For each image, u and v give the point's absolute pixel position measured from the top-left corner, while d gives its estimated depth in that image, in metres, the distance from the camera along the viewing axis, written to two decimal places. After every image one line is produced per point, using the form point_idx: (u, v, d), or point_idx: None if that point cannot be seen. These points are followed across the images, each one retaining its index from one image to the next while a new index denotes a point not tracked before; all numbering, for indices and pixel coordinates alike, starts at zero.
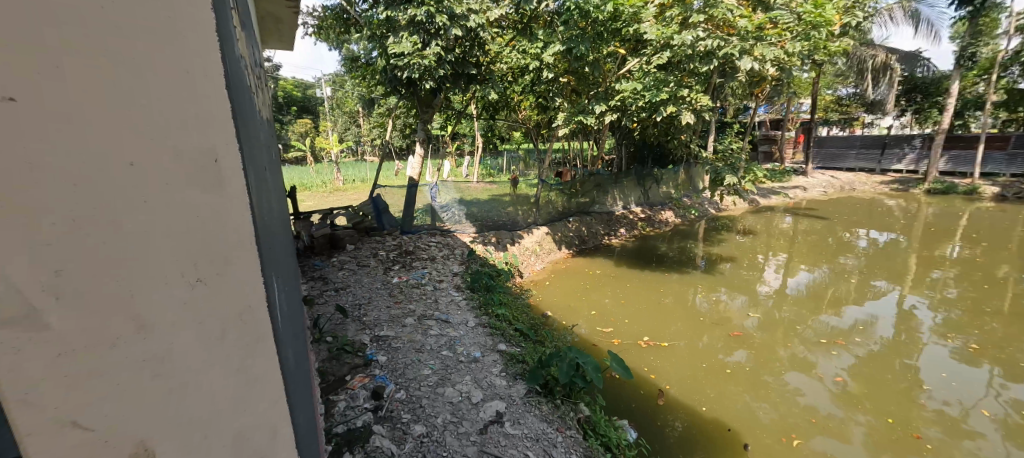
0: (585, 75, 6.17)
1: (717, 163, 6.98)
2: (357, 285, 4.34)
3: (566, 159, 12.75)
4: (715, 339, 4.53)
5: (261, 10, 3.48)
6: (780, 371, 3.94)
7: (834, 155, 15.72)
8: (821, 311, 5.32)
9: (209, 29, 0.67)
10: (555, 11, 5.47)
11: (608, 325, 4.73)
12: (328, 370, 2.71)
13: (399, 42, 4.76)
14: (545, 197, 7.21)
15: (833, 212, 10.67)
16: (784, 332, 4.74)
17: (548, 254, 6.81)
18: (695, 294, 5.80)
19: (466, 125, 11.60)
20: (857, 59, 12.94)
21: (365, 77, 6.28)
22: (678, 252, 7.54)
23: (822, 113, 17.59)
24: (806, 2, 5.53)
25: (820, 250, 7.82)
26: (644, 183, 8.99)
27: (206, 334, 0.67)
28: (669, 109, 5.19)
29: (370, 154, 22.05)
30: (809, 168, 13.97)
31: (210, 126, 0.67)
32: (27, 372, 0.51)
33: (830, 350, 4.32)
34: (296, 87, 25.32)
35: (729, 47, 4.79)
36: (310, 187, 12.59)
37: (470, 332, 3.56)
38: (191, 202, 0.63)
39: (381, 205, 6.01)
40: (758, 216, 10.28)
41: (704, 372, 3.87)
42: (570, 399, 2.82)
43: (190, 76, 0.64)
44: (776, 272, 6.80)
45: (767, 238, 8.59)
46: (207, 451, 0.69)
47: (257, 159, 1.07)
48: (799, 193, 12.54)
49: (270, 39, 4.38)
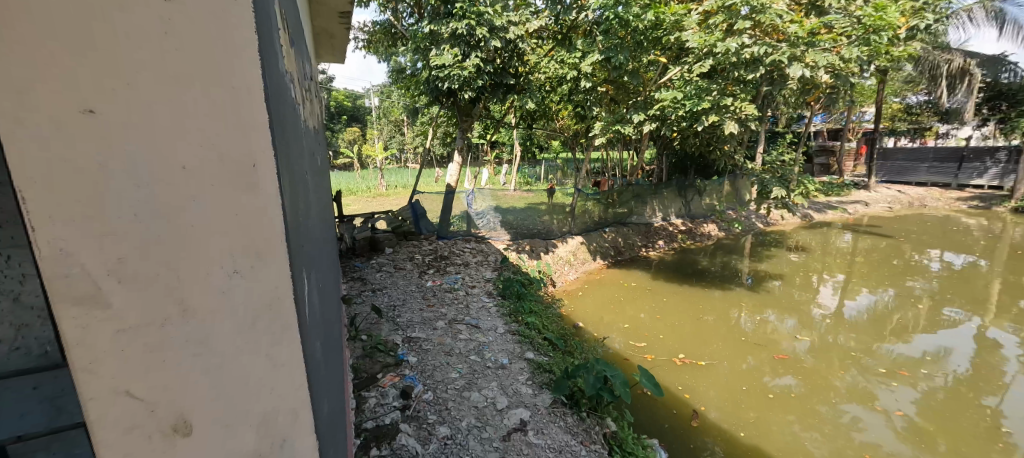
0: (625, 85, 6.11)
1: (765, 174, 6.63)
2: (392, 287, 4.49)
3: (605, 169, 12.61)
4: (759, 362, 4.27)
5: (315, 26, 3.74)
6: (833, 401, 3.64)
7: (902, 168, 14.48)
8: (884, 338, 4.87)
9: (252, 36, 0.65)
10: (595, 21, 5.49)
11: (642, 340, 4.60)
12: (362, 367, 2.82)
13: (441, 54, 4.96)
14: (581, 206, 7.15)
15: (899, 230, 9.81)
16: (839, 359, 4.38)
17: (582, 264, 6.74)
18: (738, 313, 5.50)
19: (505, 134, 11.77)
20: (928, 64, 11.99)
21: (409, 88, 6.57)
22: (721, 267, 7.21)
23: (888, 122, 16.27)
24: (866, 5, 5.22)
25: (882, 271, 7.20)
26: (685, 194, 8.57)
27: (241, 321, 0.69)
28: (711, 119, 5.02)
29: (413, 162, 22.87)
30: (872, 182, 12.95)
31: (250, 135, 0.66)
32: (97, 348, 0.60)
33: (892, 382, 3.94)
34: (348, 98, 26.84)
35: (777, 54, 4.61)
36: (356, 191, 13.25)
37: (499, 339, 3.58)
38: (232, 205, 0.65)
39: (420, 211, 6.23)
40: (812, 233, 9.62)
41: (746, 396, 3.65)
42: (596, 413, 2.77)
43: (237, 91, 0.64)
44: (832, 294, 6.31)
45: (821, 256, 8.02)
46: (236, 434, 0.72)
47: (296, 160, 1.09)
48: (860, 208, 11.63)
49: (324, 53, 4.69)
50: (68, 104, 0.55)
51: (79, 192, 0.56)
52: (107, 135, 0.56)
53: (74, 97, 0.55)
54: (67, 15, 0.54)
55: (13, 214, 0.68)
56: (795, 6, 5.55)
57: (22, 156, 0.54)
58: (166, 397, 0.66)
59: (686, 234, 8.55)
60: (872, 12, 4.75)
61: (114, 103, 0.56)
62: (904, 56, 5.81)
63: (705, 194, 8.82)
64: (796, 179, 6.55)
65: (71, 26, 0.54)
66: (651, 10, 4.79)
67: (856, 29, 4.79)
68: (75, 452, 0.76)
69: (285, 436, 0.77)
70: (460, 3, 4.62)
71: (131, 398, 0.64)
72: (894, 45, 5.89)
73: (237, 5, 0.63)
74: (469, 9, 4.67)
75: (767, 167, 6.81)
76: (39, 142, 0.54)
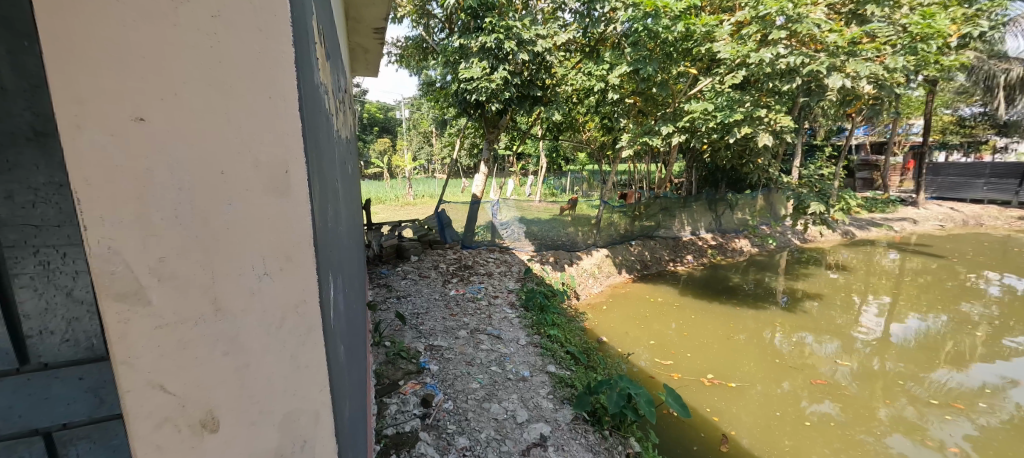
0: (653, 96, 6.05)
1: (801, 188, 6.37)
2: (416, 295, 4.56)
3: (632, 181, 12.44)
4: (795, 386, 4.05)
5: (351, 42, 3.89)
6: (879, 433, 3.39)
7: (955, 183, 13.41)
8: (936, 366, 4.52)
9: (290, 48, 0.66)
10: (623, 33, 5.50)
11: (669, 357, 4.46)
12: (384, 373, 2.86)
13: (470, 67, 5.05)
14: (607, 218, 7.05)
15: (952, 250, 9.16)
16: (885, 387, 4.09)
17: (607, 277, 6.63)
18: (773, 333, 5.25)
19: (532, 145, 11.81)
20: (983, 74, 11.11)
21: (438, 100, 6.72)
22: (754, 285, 6.92)
23: (937, 135, 15.29)
24: (913, 12, 4.99)
25: (934, 294, 6.72)
26: (715, 208, 8.33)
27: (268, 322, 0.70)
28: (744, 131, 4.86)
29: (440, 172, 23.33)
30: (920, 198, 12.19)
31: (285, 143, 0.67)
32: (136, 343, 0.63)
33: (946, 414, 3.64)
34: (380, 110, 27.82)
35: (815, 64, 4.47)
36: (384, 200, 13.61)
37: (520, 350, 3.55)
38: (266, 210, 0.67)
39: (445, 220, 6.33)
40: (854, 251, 9.13)
41: (780, 422, 3.47)
42: (619, 432, 2.69)
43: (274, 101, 0.66)
44: (878, 317, 5.94)
45: (864, 276, 7.58)
46: (260, 433, 0.73)
47: (327, 166, 1.10)
48: (907, 226, 10.97)
49: (358, 67, 4.87)
50: (122, 113, 0.58)
51: (130, 195, 0.59)
52: (153, 141, 0.59)
53: (126, 106, 0.58)
54: (122, 29, 0.57)
55: (71, 214, 0.73)
56: (835, 15, 5.31)
57: (78, 160, 0.57)
58: (197, 393, 0.68)
59: (717, 249, 8.28)
60: (918, 20, 4.64)
61: (164, 110, 0.60)
62: (956, 65, 5.50)
63: (736, 208, 8.52)
64: (836, 194, 6.26)
65: (127, 44, 0.57)
66: (681, 22, 4.72)
67: (902, 37, 4.64)
68: (112, 443, 0.80)
69: (306, 438, 0.77)
70: (490, 17, 4.73)
71: (163, 392, 0.66)
72: (945, 54, 5.59)
73: (278, 17, 0.65)
74: (497, 24, 4.78)
75: (804, 181, 6.55)
76: (94, 148, 0.57)
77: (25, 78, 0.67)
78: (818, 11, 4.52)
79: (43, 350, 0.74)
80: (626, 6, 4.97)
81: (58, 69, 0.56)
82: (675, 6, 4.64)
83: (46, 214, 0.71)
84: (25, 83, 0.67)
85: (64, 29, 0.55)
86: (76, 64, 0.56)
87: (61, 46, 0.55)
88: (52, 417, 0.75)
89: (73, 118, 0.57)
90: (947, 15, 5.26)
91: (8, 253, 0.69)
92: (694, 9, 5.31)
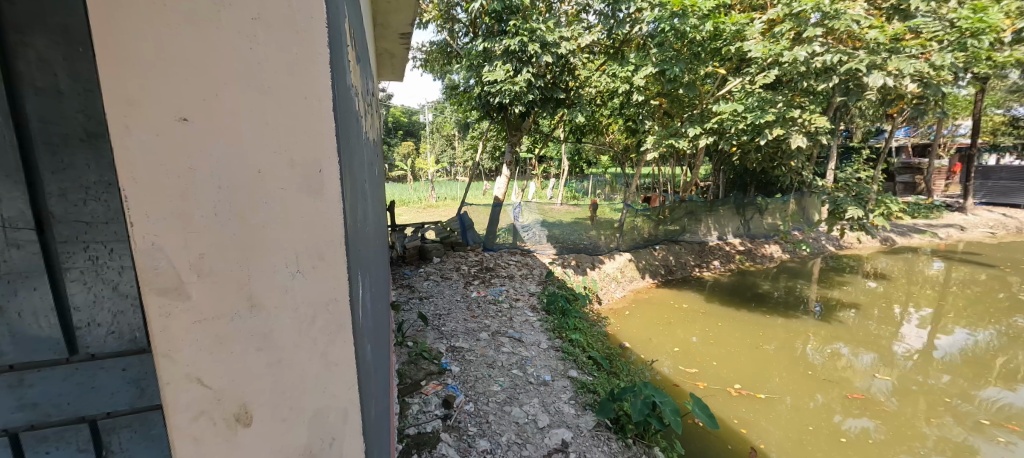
0: (680, 97, 5.95)
1: (836, 192, 6.12)
2: (439, 296, 4.60)
3: (657, 185, 12.27)
4: (828, 400, 3.87)
5: (380, 47, 3.97)
6: (921, 452, 3.20)
7: (1007, 188, 12.60)
8: (986, 383, 4.24)
9: (325, 49, 0.67)
10: (648, 34, 5.43)
11: (694, 365, 4.36)
12: (407, 372, 2.90)
13: (493, 70, 5.09)
14: (630, 222, 6.88)
15: (1005, 259, 8.59)
16: (927, 403, 3.87)
17: (630, 282, 6.54)
18: (805, 343, 5.05)
19: (554, 149, 11.83)
20: None
21: (461, 103, 6.81)
22: (785, 292, 6.69)
23: (988, 136, 14.49)
24: (962, 7, 4.75)
25: (984, 306, 6.31)
26: (744, 212, 7.96)
27: (301, 319, 0.71)
28: (776, 132, 4.74)
29: (462, 175, 23.59)
30: (968, 203, 11.49)
31: (318, 142, 0.68)
32: (176, 336, 0.65)
33: (998, 436, 3.40)
34: (406, 114, 28.42)
35: (853, 62, 4.29)
36: (407, 202, 13.90)
37: (541, 354, 3.52)
38: (301, 208, 0.68)
39: (467, 222, 6.38)
40: (894, 259, 8.69)
41: (813, 436, 3.33)
42: (642, 441, 2.63)
43: (310, 101, 0.67)
44: (920, 329, 5.63)
45: (906, 285, 7.21)
46: (290, 428, 0.74)
47: (359, 165, 1.13)
48: (953, 233, 10.35)
49: (385, 72, 4.98)
50: (168, 113, 0.60)
51: (172, 190, 0.61)
52: (194, 140, 0.61)
53: (170, 107, 0.60)
54: (161, 34, 0.59)
55: (118, 211, 0.76)
56: (874, 11, 5.09)
57: (127, 160, 0.59)
58: (232, 386, 0.69)
59: (744, 254, 8.07)
60: (968, 15, 4.41)
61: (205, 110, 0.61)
62: (1011, 62, 5.17)
63: (766, 212, 8.09)
64: (875, 198, 6.00)
65: (167, 47, 0.59)
66: (709, 20, 4.63)
67: (950, 32, 4.43)
68: (152, 432, 0.83)
69: (334, 435, 0.77)
70: (514, 20, 4.75)
71: (200, 385, 0.68)
72: (998, 50, 5.29)
73: (314, 19, 0.66)
74: (522, 26, 4.79)
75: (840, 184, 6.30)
76: (141, 148, 0.59)
77: (80, 83, 0.71)
78: (858, 7, 4.34)
79: (91, 341, 0.77)
80: (652, 6, 4.90)
81: (110, 70, 0.58)
82: (703, 5, 4.53)
83: (96, 212, 0.75)
84: (78, 86, 0.70)
85: (115, 33, 0.58)
86: (123, 67, 0.58)
87: (113, 52, 0.58)
88: (97, 405, 0.78)
89: (122, 119, 0.59)
90: (1003, 10, 4.98)
91: (59, 247, 0.73)
92: (724, 8, 5.19)
